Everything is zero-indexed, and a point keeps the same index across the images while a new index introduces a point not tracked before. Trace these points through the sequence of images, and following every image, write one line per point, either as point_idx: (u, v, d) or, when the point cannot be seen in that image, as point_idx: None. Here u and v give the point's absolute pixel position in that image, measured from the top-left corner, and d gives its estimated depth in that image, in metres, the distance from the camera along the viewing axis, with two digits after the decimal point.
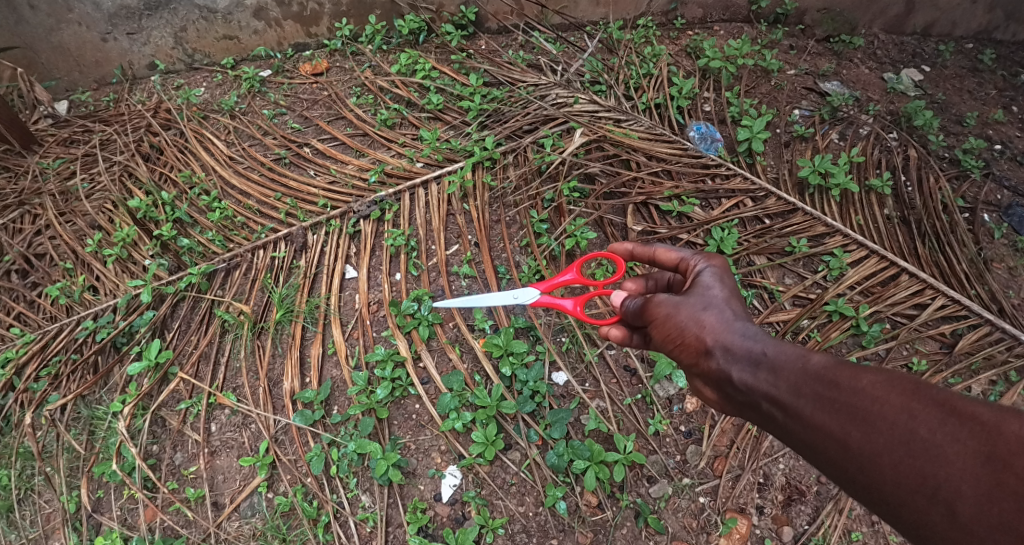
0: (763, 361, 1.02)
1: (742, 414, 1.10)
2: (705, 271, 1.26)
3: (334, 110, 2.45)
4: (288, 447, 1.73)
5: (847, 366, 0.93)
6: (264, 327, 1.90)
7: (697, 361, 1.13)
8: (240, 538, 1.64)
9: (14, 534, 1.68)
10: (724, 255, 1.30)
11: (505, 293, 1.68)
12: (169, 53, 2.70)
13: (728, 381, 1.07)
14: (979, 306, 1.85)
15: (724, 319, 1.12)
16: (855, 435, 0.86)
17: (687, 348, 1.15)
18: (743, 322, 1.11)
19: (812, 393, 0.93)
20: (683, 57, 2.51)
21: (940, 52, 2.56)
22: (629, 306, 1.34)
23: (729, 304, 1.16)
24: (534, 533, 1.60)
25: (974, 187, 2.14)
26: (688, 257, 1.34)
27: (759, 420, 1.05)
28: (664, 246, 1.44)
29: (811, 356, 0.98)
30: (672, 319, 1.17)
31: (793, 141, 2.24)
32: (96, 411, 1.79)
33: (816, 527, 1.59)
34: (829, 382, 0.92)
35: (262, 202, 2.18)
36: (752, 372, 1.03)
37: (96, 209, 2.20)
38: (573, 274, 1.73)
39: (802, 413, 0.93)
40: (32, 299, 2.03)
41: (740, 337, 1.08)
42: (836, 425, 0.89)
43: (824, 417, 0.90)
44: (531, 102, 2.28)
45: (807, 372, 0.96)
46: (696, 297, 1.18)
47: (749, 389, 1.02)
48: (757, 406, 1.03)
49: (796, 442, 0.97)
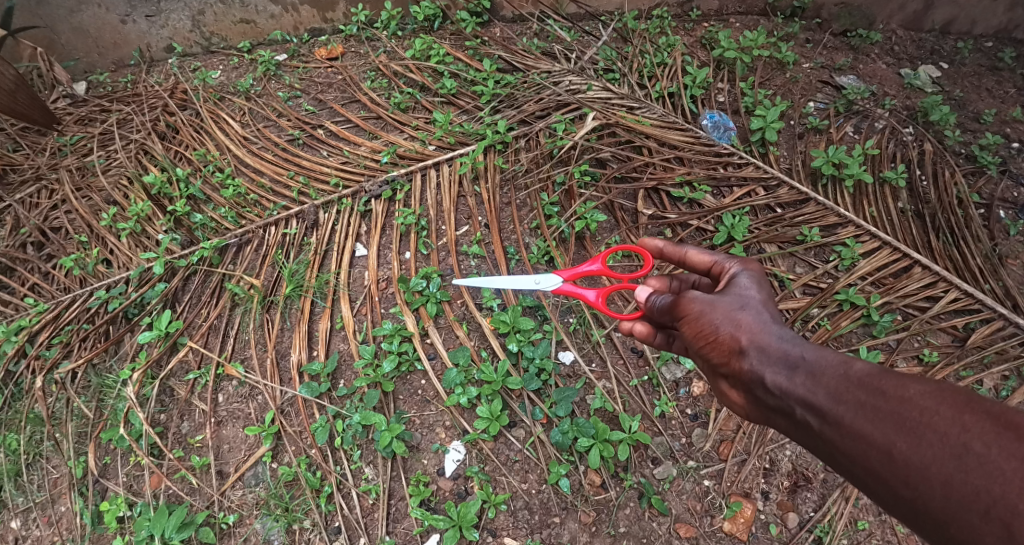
0: (801, 365, 1.03)
1: (771, 421, 1.11)
2: (742, 275, 1.28)
3: (349, 94, 2.46)
4: (293, 418, 1.74)
5: (893, 376, 0.93)
6: (273, 301, 1.92)
7: (728, 361, 1.14)
8: (244, 506, 1.65)
9: (22, 498, 1.72)
10: (759, 262, 1.32)
11: (527, 279, 1.68)
12: (186, 35, 2.73)
13: (760, 383, 1.08)
14: (993, 301, 1.82)
15: (760, 320, 1.13)
16: (901, 445, 0.86)
17: (718, 347, 1.15)
18: (780, 326, 1.13)
19: (854, 400, 0.94)
20: (698, 48, 2.50)
21: (959, 49, 2.53)
22: (658, 301, 1.32)
23: (765, 307, 1.18)
24: (536, 510, 1.60)
25: (990, 183, 2.12)
26: (723, 260, 1.37)
27: (791, 427, 1.06)
28: (696, 249, 1.47)
29: (853, 364, 0.99)
30: (705, 316, 1.17)
31: (807, 133, 2.22)
32: (106, 379, 1.81)
33: (822, 514, 1.57)
34: (874, 390, 0.93)
35: (275, 181, 2.19)
36: (788, 375, 1.04)
37: (112, 184, 2.23)
38: (598, 265, 1.72)
39: (841, 419, 0.94)
40: (47, 271, 2.05)
41: (777, 339, 1.09)
42: (880, 433, 0.89)
43: (866, 425, 0.90)
44: (544, 88, 2.29)
45: (850, 378, 0.96)
46: (732, 298, 1.20)
47: (784, 392, 1.04)
48: (791, 411, 1.04)
49: (832, 452, 0.96)
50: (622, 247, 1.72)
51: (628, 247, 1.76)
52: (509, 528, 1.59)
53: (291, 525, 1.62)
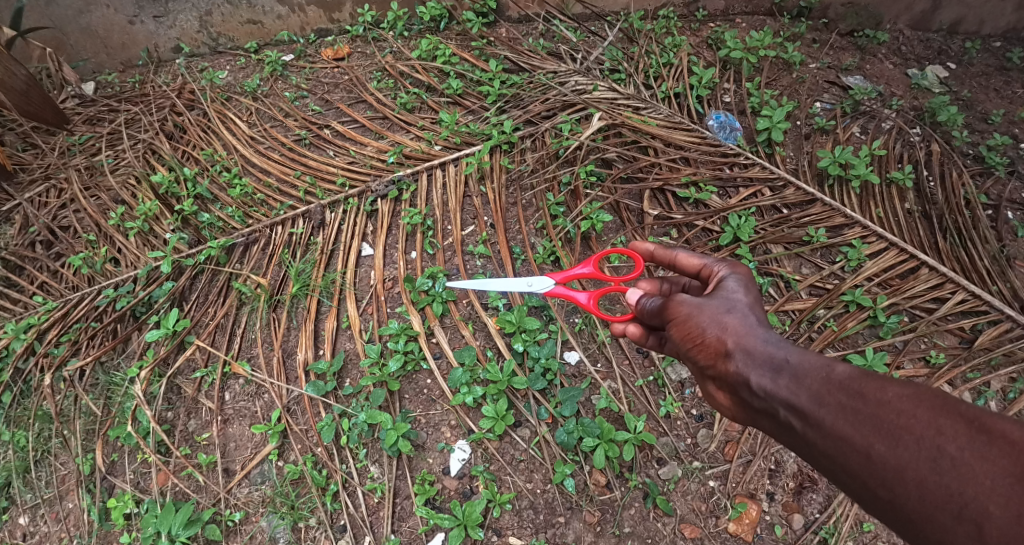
0: (785, 368, 1.03)
1: (757, 422, 1.11)
2: (729, 278, 1.29)
3: (355, 94, 2.47)
4: (299, 417, 1.75)
5: (874, 378, 0.93)
6: (280, 300, 1.93)
7: (714, 363, 1.14)
8: (250, 504, 1.66)
9: (30, 494, 1.73)
10: (747, 265, 1.33)
11: (520, 280, 1.69)
12: (194, 36, 2.75)
13: (746, 385, 1.07)
14: (1000, 302, 1.82)
15: (745, 323, 1.14)
16: (879, 447, 0.86)
17: (705, 349, 1.16)
18: (765, 328, 1.13)
19: (835, 403, 0.93)
20: (704, 48, 2.50)
21: (968, 49, 2.52)
22: (648, 304, 1.34)
23: (752, 310, 1.18)
24: (541, 510, 1.60)
25: (998, 184, 2.11)
26: (712, 263, 1.37)
27: (776, 429, 1.05)
28: (686, 251, 1.47)
29: (835, 366, 0.98)
30: (692, 318, 1.18)
31: (814, 133, 2.21)
32: (114, 377, 1.83)
33: (827, 515, 1.57)
34: (855, 393, 0.92)
35: (282, 180, 2.20)
36: (773, 378, 1.03)
37: (120, 184, 2.24)
38: (591, 267, 1.72)
39: (823, 422, 0.94)
40: (56, 269, 2.07)
41: (762, 342, 1.09)
42: (859, 436, 0.89)
43: (846, 427, 0.90)
44: (551, 88, 2.29)
45: (831, 381, 0.96)
46: (719, 300, 1.20)
47: (768, 394, 1.03)
48: (775, 413, 1.03)
49: (814, 453, 0.97)
50: (614, 250, 1.73)
51: (620, 249, 1.76)
52: (514, 527, 1.59)
53: (297, 522, 1.62)
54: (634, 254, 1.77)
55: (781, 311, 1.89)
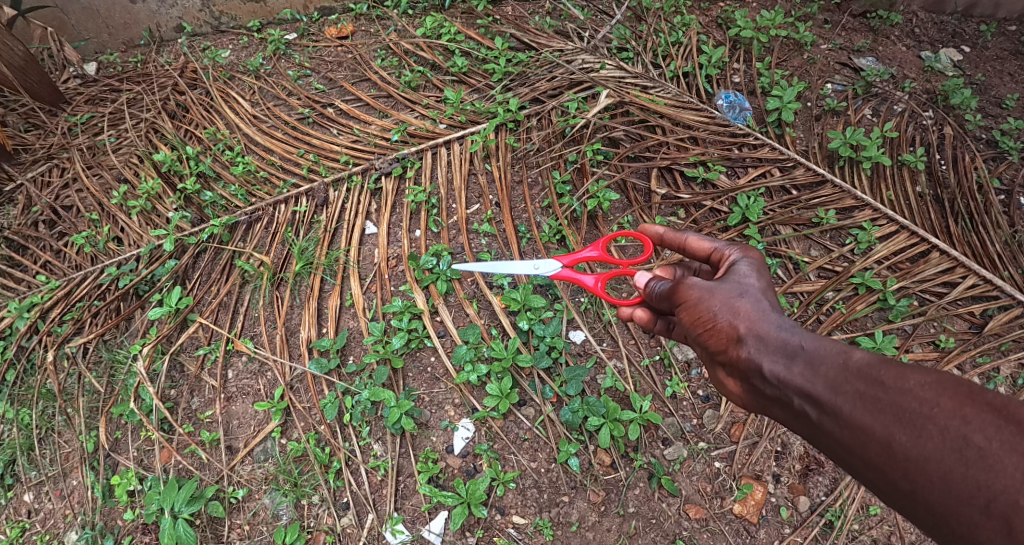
0: (799, 354, 1.02)
1: (768, 410, 1.10)
2: (740, 262, 1.27)
3: (359, 72, 2.44)
4: (302, 394, 1.74)
5: (894, 365, 0.90)
6: (283, 278, 1.92)
7: (725, 348, 1.14)
8: (252, 481, 1.66)
9: (34, 471, 1.73)
10: (760, 249, 1.30)
11: (526, 264, 1.68)
12: (195, 15, 2.71)
13: (758, 372, 1.07)
14: (1012, 287, 1.79)
15: (758, 308, 1.13)
16: (901, 437, 0.84)
17: (716, 335, 1.15)
18: (778, 314, 1.11)
19: (853, 391, 0.91)
20: (714, 28, 2.44)
21: (982, 33, 2.46)
22: (656, 287, 1.32)
23: (764, 295, 1.16)
24: (545, 489, 1.59)
25: (1011, 169, 2.06)
26: (723, 247, 1.35)
27: (789, 417, 1.05)
28: (696, 235, 1.45)
29: (852, 353, 0.96)
30: (702, 303, 1.17)
31: (824, 115, 2.17)
32: (117, 354, 1.82)
33: (834, 498, 1.56)
34: (873, 381, 0.90)
35: (285, 158, 2.18)
36: (787, 365, 1.02)
37: (123, 162, 2.22)
38: (597, 251, 1.70)
39: (840, 411, 0.92)
40: (59, 249, 2.05)
41: (776, 328, 1.08)
42: (879, 426, 0.86)
43: (865, 417, 0.88)
44: (558, 66, 2.26)
45: (848, 368, 0.94)
46: (731, 284, 1.19)
47: (782, 382, 1.02)
48: (788, 401, 1.02)
49: (830, 443, 0.95)
50: (622, 233, 1.70)
51: (629, 232, 1.73)
52: (517, 506, 1.58)
53: (299, 500, 1.62)
54: (642, 237, 1.74)
55: (788, 293, 1.86)
